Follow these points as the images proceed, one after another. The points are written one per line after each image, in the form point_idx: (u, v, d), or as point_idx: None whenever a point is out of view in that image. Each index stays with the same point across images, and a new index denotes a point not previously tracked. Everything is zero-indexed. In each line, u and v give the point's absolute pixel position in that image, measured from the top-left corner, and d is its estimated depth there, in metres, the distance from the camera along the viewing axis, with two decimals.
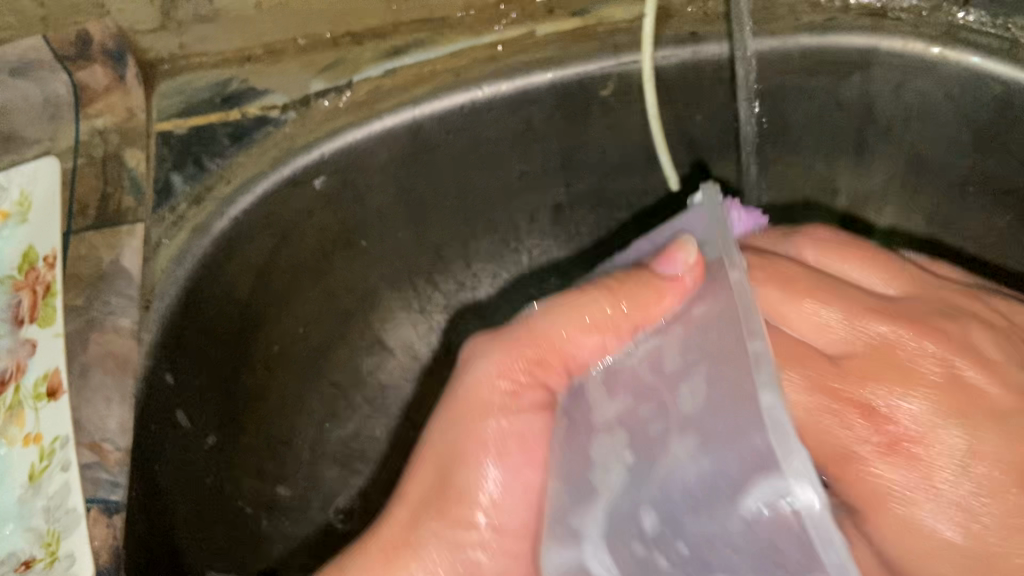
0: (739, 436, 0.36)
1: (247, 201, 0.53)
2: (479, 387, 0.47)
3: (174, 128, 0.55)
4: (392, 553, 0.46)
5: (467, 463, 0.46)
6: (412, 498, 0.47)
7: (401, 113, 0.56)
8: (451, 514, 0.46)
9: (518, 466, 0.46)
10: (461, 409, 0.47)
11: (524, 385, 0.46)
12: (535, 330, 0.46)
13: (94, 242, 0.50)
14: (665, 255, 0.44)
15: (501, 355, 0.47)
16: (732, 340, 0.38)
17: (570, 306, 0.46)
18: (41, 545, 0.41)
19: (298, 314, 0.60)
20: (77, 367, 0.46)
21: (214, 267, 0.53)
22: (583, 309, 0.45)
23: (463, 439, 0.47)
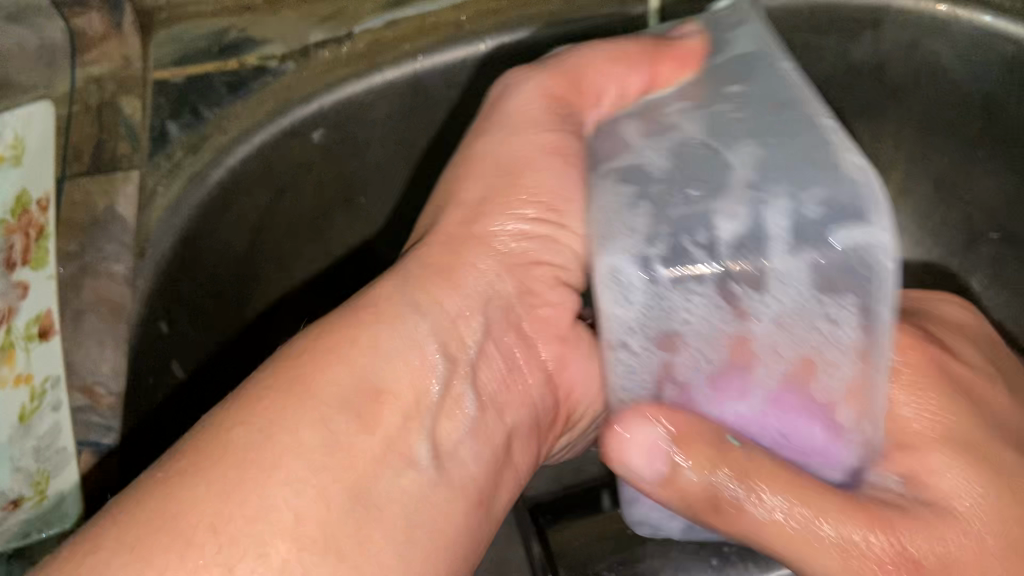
0: (811, 153, 0.37)
1: (244, 150, 0.52)
2: (521, 100, 0.46)
3: (171, 77, 0.54)
4: (348, 340, 0.37)
5: (513, 189, 0.44)
6: (459, 207, 0.44)
7: (403, 66, 0.55)
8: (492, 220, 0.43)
9: (561, 182, 0.44)
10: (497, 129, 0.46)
11: (557, 100, 0.46)
12: (576, 59, 0.47)
13: (87, 188, 0.49)
14: (679, 55, 0.45)
15: (547, 75, 0.46)
16: (796, 104, 0.39)
17: (603, 48, 0.47)
18: (29, 483, 0.43)
19: (293, 269, 0.59)
20: (70, 312, 0.46)
21: (210, 218, 0.51)
22: (613, 54, 0.46)
23: (513, 149, 0.45)
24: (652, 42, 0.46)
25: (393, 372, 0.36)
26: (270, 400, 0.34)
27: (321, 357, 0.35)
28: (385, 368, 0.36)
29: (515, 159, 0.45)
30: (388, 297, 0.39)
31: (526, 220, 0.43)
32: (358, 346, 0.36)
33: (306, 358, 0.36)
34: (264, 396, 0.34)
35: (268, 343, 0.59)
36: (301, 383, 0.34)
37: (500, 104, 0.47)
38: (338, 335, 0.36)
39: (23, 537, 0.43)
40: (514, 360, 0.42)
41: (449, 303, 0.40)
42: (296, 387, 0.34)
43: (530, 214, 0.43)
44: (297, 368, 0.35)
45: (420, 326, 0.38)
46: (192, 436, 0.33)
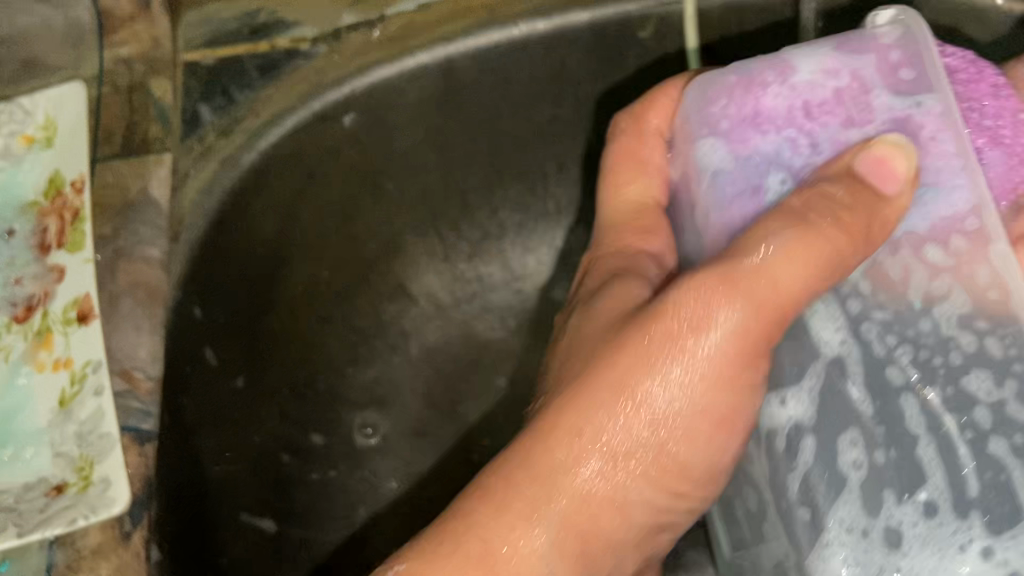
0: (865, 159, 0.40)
1: (275, 134, 0.52)
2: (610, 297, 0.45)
3: (201, 58, 0.53)
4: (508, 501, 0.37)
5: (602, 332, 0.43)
6: (553, 436, 0.38)
7: (434, 50, 0.54)
8: (613, 402, 0.38)
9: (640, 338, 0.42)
10: (596, 362, 0.40)
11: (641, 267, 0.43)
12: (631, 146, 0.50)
13: (120, 170, 0.49)
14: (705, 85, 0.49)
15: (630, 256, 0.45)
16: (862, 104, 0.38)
17: (651, 105, 0.50)
18: (72, 470, 0.40)
19: (321, 256, 0.58)
20: (105, 296, 0.45)
21: (242, 202, 0.51)
22: (656, 112, 0.49)
23: (589, 386, 0.39)
24: (681, 93, 0.49)
25: (540, 540, 0.37)
26: (486, 557, 0.37)
27: (535, 500, 0.37)
28: (508, 548, 0.37)
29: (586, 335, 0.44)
30: (542, 455, 0.37)
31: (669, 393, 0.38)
32: (518, 510, 0.37)
33: (559, 519, 0.38)
34: (459, 524, 0.37)
35: (297, 329, 0.58)
36: (488, 552, 0.37)
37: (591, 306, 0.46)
38: (516, 498, 0.37)
39: (70, 524, 0.38)
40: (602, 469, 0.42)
41: (576, 516, 0.38)
42: (494, 547, 0.37)
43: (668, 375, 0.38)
44: (476, 511, 0.37)
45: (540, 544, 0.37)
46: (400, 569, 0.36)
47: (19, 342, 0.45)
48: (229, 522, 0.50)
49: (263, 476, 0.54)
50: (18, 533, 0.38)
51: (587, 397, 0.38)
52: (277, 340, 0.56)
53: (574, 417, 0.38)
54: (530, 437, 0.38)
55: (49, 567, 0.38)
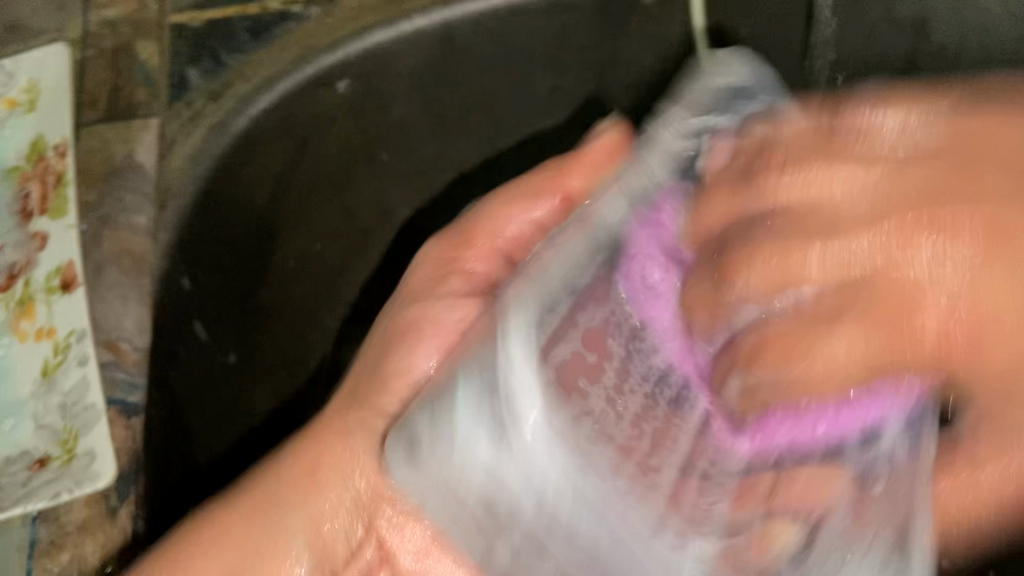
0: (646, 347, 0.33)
1: (267, 99, 0.49)
2: (498, 222, 0.45)
3: (189, 21, 0.51)
4: (230, 529, 0.43)
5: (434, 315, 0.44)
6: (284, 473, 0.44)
7: (431, 13, 0.52)
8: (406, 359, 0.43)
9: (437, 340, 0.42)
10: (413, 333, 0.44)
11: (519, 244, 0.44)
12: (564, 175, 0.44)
13: (106, 136, 0.47)
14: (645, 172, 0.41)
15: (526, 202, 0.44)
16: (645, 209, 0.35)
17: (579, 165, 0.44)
18: (57, 443, 0.39)
19: (314, 228, 0.56)
20: (91, 265, 0.43)
21: (233, 171, 0.49)
22: (593, 162, 0.43)
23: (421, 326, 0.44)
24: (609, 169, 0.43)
25: (298, 567, 0.44)
26: (226, 533, 0.43)
27: (242, 548, 0.43)
28: (289, 552, 0.44)
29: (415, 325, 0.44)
30: (299, 486, 0.44)
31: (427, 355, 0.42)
32: (237, 535, 0.43)
33: (251, 500, 0.44)
34: (250, 501, 0.44)
35: (290, 302, 0.57)
36: (263, 547, 0.43)
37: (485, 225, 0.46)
38: (279, 499, 0.44)
39: (54, 497, 0.38)
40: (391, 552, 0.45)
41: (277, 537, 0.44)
42: (187, 553, 0.42)
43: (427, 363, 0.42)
44: (210, 529, 0.43)
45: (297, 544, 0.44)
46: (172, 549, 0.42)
47: (0, 311, 0.43)
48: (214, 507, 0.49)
49: (251, 447, 0.55)
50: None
51: (315, 465, 0.44)
52: (267, 313, 0.55)
53: (245, 516, 0.43)
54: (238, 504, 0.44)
55: (32, 543, 0.37)
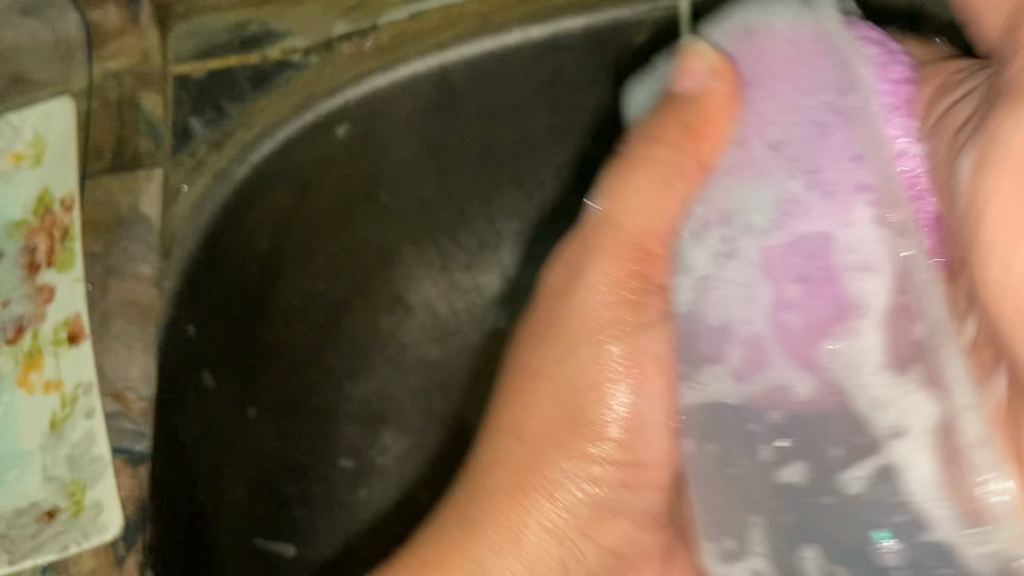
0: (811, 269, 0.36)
1: (269, 146, 0.51)
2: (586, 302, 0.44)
3: (192, 71, 0.52)
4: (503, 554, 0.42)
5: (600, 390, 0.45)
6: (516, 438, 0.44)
7: (427, 59, 0.54)
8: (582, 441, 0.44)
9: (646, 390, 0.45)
10: (534, 389, 0.45)
11: (626, 293, 0.44)
12: (611, 217, 0.44)
13: (110, 188, 0.48)
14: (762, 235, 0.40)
15: (605, 259, 0.44)
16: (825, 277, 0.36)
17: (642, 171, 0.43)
18: (64, 494, 0.42)
19: (316, 267, 0.57)
20: (98, 314, 0.45)
21: (234, 215, 0.50)
22: (656, 171, 0.42)
23: (590, 365, 0.44)
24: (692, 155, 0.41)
25: (533, 542, 0.43)
26: (504, 521, 0.42)
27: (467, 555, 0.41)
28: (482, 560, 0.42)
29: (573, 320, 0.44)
30: (528, 419, 0.44)
31: (616, 363, 0.44)
32: (490, 533, 0.42)
33: (462, 522, 0.42)
34: (490, 482, 0.43)
35: (294, 338, 0.57)
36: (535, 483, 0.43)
37: (579, 297, 0.44)
38: (490, 513, 0.42)
39: (62, 550, 0.40)
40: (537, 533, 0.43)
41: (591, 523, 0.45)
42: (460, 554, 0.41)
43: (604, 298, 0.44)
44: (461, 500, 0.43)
45: (496, 547, 0.42)
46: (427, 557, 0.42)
47: (9, 366, 0.44)
48: (229, 554, 0.51)
49: (261, 495, 0.55)
50: (10, 560, 0.40)
51: (558, 364, 0.44)
52: (271, 354, 0.55)
53: (495, 533, 0.42)
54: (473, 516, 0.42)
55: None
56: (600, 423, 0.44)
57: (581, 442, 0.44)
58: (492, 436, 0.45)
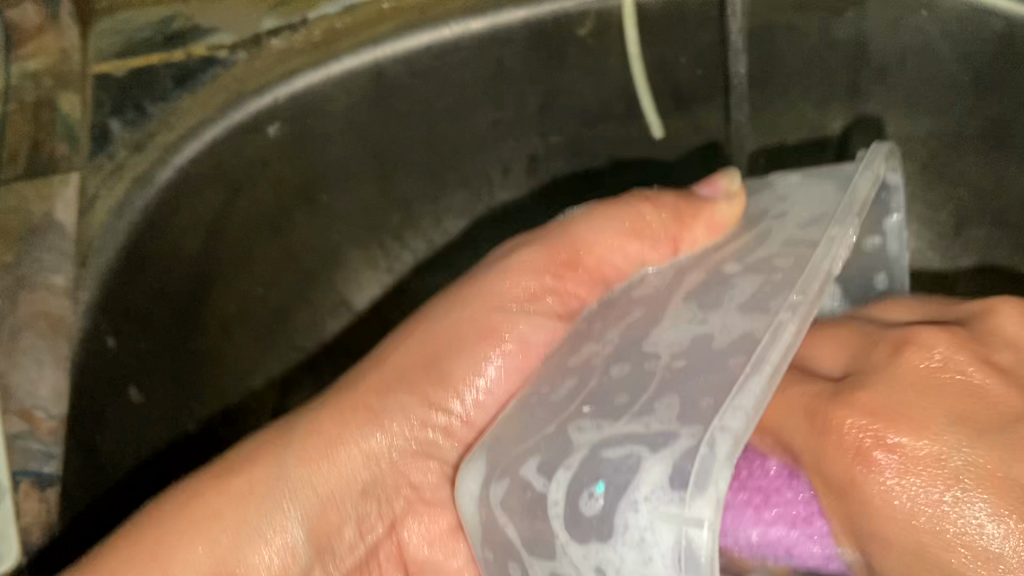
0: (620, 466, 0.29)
1: (194, 147, 0.48)
2: (504, 295, 0.42)
3: (112, 70, 0.50)
4: (203, 531, 0.37)
5: (450, 383, 0.41)
6: (240, 471, 0.39)
7: (361, 54, 0.51)
8: (355, 433, 0.40)
9: (506, 384, 0.41)
10: (322, 440, 0.40)
11: (517, 358, 0.41)
12: (570, 227, 0.43)
13: (24, 194, 0.46)
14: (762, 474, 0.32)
15: (541, 252, 0.43)
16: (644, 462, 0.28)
17: (620, 212, 0.42)
18: None
19: (255, 273, 0.55)
20: (6, 328, 0.43)
21: (158, 222, 0.48)
22: (633, 219, 0.42)
23: (337, 461, 0.40)
24: (674, 222, 0.41)
25: (278, 546, 0.39)
26: (203, 518, 0.37)
27: (236, 528, 0.38)
28: (257, 553, 0.38)
29: (433, 344, 0.42)
30: (330, 420, 0.40)
31: (497, 363, 0.41)
32: (230, 515, 0.38)
33: (188, 492, 0.38)
34: (244, 473, 0.39)
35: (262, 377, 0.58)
36: (328, 449, 0.40)
37: (493, 285, 0.42)
38: (226, 511, 0.38)
39: None
40: (374, 558, 0.43)
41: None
42: (165, 544, 0.36)
43: (478, 387, 0.41)
44: (199, 485, 0.39)
45: (292, 514, 0.39)
46: (121, 533, 0.37)
47: None
48: None
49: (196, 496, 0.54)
50: None
51: (336, 421, 0.40)
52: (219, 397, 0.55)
53: (232, 505, 0.38)
54: (186, 505, 0.38)
55: None
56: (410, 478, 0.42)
57: (360, 432, 0.41)
58: (278, 430, 0.41)
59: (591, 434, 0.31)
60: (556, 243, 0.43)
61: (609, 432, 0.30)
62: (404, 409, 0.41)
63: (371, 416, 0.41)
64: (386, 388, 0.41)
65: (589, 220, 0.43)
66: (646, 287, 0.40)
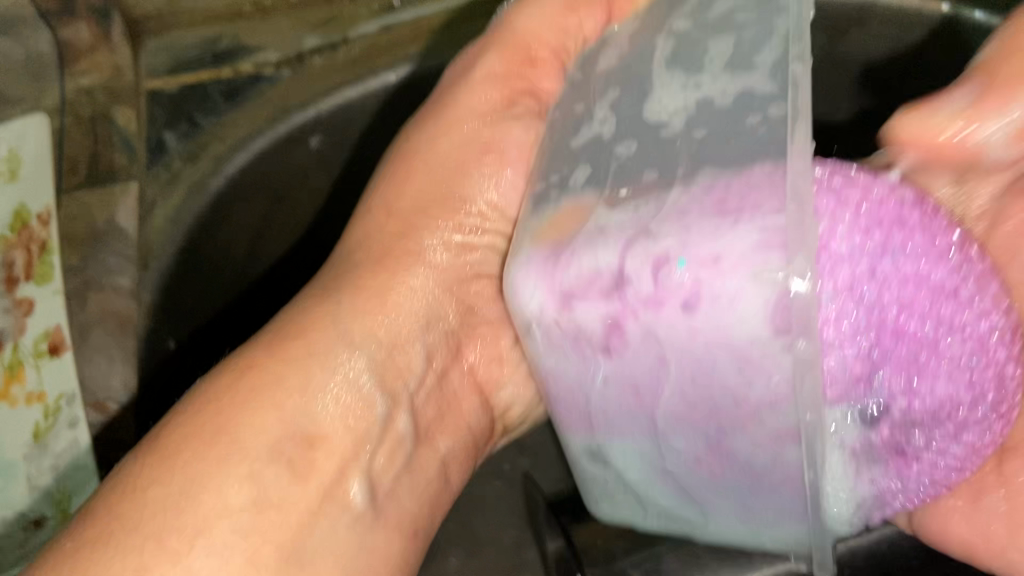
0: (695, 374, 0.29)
1: (243, 157, 0.51)
2: (468, 100, 0.44)
3: (164, 86, 0.53)
4: (262, 392, 0.34)
5: (466, 173, 0.43)
6: (273, 341, 0.36)
7: (398, 69, 0.54)
8: (406, 265, 0.41)
9: (513, 176, 0.43)
10: (392, 250, 0.41)
11: (518, 166, 0.43)
12: (506, 24, 0.45)
13: (87, 202, 0.50)
14: None
15: (489, 60, 0.44)
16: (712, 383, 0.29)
17: (543, 10, 0.44)
18: (51, 504, 0.49)
19: (305, 267, 0.57)
20: (76, 326, 0.50)
21: (211, 229, 0.50)
22: (546, 23, 0.44)
23: (394, 293, 0.40)
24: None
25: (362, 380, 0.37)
26: (263, 384, 0.34)
27: (305, 388, 0.35)
28: (317, 408, 0.35)
29: (435, 179, 0.43)
30: (370, 275, 0.40)
31: (501, 183, 0.43)
32: (291, 379, 0.35)
33: (243, 363, 0.35)
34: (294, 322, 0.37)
35: None
36: (382, 306, 0.39)
37: (452, 95, 0.45)
38: (279, 369, 0.35)
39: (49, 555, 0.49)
40: (448, 378, 0.42)
41: (282, 444, 0.33)
42: (229, 421, 0.33)
43: (494, 191, 0.43)
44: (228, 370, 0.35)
45: (360, 367, 0.37)
46: (183, 409, 0.34)
47: None
48: None
49: None
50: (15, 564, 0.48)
51: (370, 271, 0.40)
52: (239, 315, 0.54)
53: (290, 367, 0.35)
54: (237, 389, 0.34)
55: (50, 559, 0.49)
56: (466, 195, 0.43)
57: (409, 260, 0.41)
58: (310, 298, 0.39)
59: (619, 230, 0.29)
60: (508, 56, 0.44)
61: (654, 251, 0.28)
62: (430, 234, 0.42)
63: (402, 251, 0.41)
64: (417, 213, 0.42)
65: (503, 27, 0.45)
66: (607, 58, 0.40)
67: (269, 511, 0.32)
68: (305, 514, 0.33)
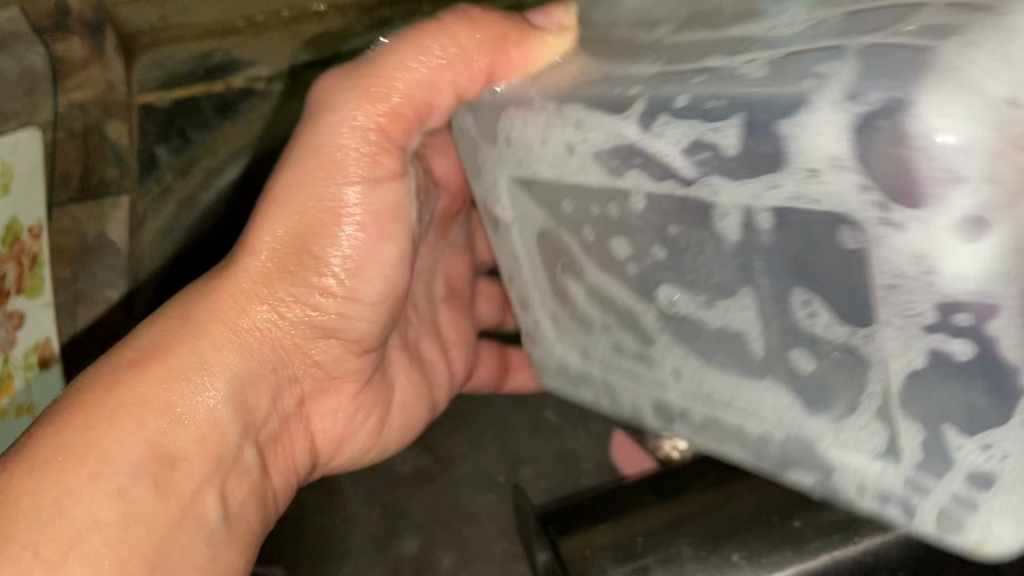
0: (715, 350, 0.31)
1: (232, 173, 0.54)
2: (338, 140, 0.37)
3: (157, 101, 0.52)
4: (179, 384, 0.34)
5: (324, 232, 0.38)
6: (181, 320, 0.36)
7: None
8: (297, 282, 0.38)
9: (377, 240, 0.40)
10: (293, 263, 0.38)
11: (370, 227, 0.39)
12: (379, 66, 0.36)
13: (77, 216, 0.51)
14: None
15: (358, 102, 0.36)
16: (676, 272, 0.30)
17: (411, 43, 0.35)
18: None
19: None
20: (66, 338, 0.52)
21: (199, 244, 0.54)
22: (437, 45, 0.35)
23: (234, 315, 0.37)
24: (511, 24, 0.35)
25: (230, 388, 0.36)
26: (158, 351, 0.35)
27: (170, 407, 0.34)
28: (198, 408, 0.35)
29: (311, 226, 0.38)
30: (279, 283, 0.38)
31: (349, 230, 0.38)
32: (183, 362, 0.35)
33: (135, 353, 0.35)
34: (192, 315, 0.36)
35: None
36: (295, 298, 0.38)
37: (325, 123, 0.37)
38: (173, 348, 0.35)
39: None
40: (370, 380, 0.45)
41: (181, 473, 0.34)
42: (107, 431, 0.32)
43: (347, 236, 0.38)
44: (167, 328, 0.36)
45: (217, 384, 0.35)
46: (81, 395, 0.33)
47: None
48: None
49: None
50: None
51: (250, 283, 0.37)
52: None
53: (171, 377, 0.34)
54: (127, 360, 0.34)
55: None
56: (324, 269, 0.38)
57: (319, 262, 0.38)
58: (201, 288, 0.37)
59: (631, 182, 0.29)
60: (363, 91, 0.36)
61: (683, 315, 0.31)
62: (302, 281, 0.38)
63: (282, 276, 0.37)
64: (310, 253, 0.38)
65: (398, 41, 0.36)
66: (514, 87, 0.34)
67: (144, 550, 0.32)
68: (169, 526, 0.33)
